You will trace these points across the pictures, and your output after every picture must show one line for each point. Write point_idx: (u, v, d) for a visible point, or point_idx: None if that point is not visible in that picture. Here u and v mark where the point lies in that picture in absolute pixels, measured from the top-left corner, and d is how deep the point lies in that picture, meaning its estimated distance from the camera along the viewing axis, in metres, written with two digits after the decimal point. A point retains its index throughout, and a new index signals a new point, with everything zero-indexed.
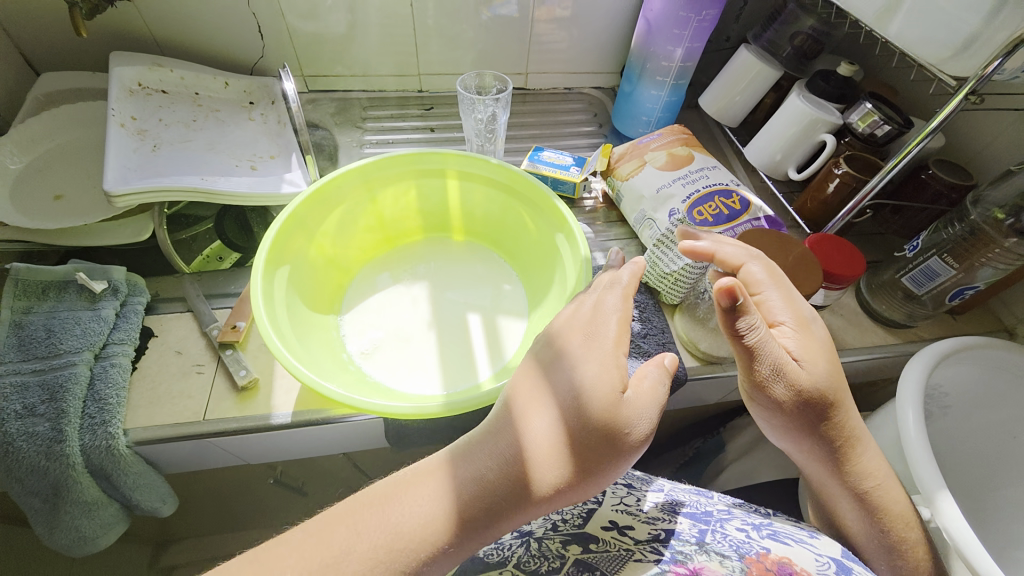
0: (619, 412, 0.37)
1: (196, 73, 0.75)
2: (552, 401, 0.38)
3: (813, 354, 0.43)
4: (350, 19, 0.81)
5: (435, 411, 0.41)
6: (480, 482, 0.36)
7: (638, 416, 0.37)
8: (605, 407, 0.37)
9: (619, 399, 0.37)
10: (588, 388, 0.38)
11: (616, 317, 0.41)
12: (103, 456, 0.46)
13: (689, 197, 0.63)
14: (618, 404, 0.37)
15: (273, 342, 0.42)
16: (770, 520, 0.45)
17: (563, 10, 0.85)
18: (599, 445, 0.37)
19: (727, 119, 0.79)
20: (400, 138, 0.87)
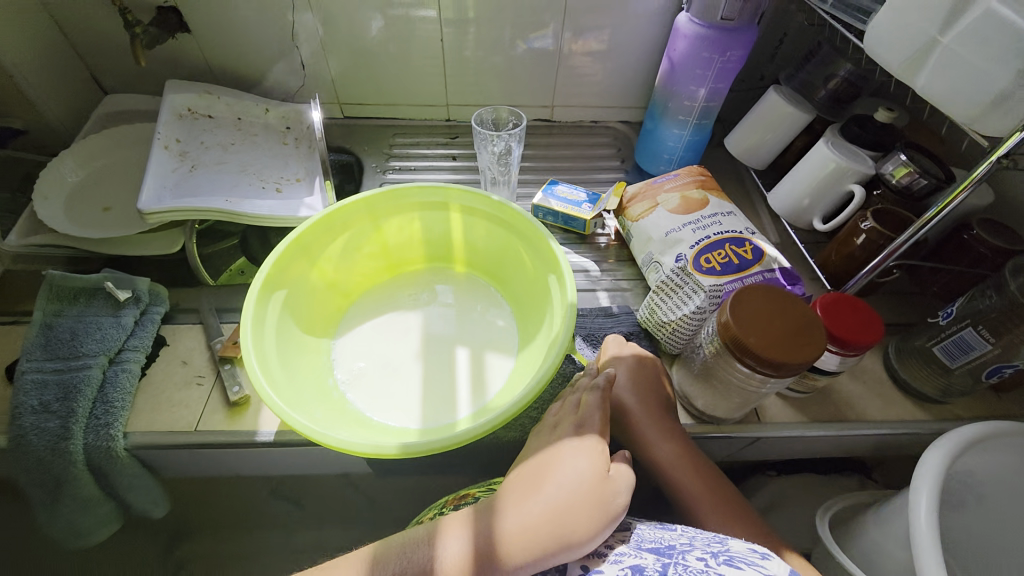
0: (606, 490, 0.42)
1: (241, 99, 0.81)
2: (520, 494, 0.43)
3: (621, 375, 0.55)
4: (387, 52, 0.85)
5: (390, 452, 0.40)
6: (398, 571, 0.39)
7: (622, 496, 0.42)
8: (592, 485, 0.42)
9: (605, 475, 0.43)
10: (571, 477, 0.42)
11: (602, 409, 0.48)
12: (102, 456, 0.49)
13: (698, 243, 0.60)
14: (605, 480, 0.42)
15: (250, 364, 0.45)
16: (727, 545, 0.41)
17: (598, 43, 0.85)
18: (565, 523, 0.40)
19: (754, 161, 0.75)
20: (422, 165, 0.89)
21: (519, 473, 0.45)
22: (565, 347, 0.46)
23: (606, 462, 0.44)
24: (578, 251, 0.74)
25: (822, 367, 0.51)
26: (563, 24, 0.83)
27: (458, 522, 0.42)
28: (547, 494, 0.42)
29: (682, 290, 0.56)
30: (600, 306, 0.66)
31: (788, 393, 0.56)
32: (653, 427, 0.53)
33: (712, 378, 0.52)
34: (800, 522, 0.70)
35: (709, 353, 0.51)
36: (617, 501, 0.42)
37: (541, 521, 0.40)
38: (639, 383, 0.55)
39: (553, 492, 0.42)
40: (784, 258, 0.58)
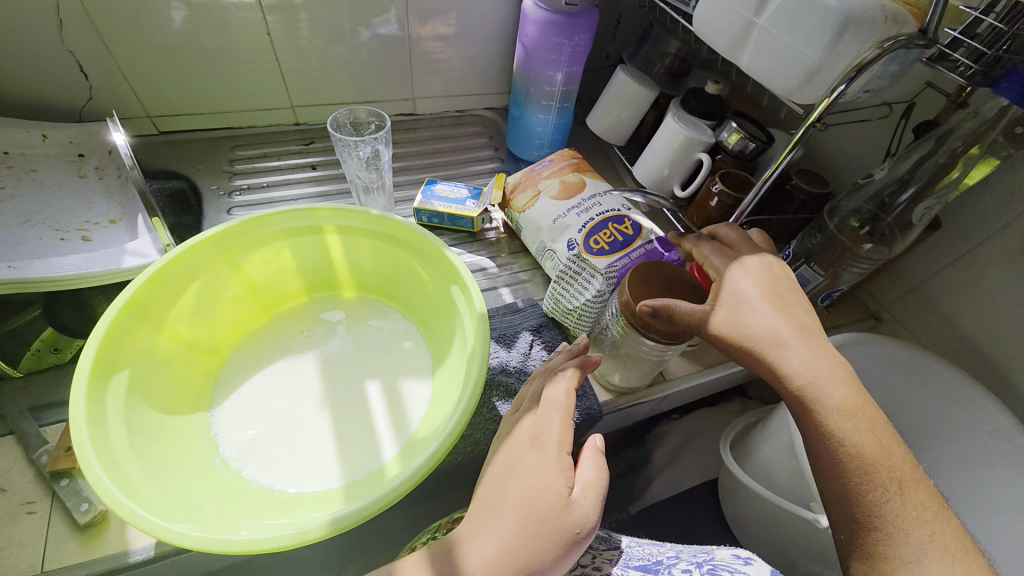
0: (565, 516, 0.38)
1: (1, 127, 0.62)
2: (485, 521, 0.40)
3: (745, 288, 0.45)
4: (201, 47, 0.71)
5: (317, 533, 0.35)
6: None
7: (585, 519, 0.38)
8: (549, 507, 0.38)
9: (565, 498, 0.38)
10: (529, 501, 0.39)
11: (559, 412, 0.42)
12: None
13: (585, 227, 0.62)
14: (564, 503, 0.38)
15: (100, 480, 0.35)
16: (711, 555, 0.44)
17: (446, 27, 0.81)
18: (526, 549, 0.37)
19: (614, 137, 0.79)
20: (276, 180, 0.78)
21: (485, 497, 0.42)
22: (484, 365, 0.44)
23: (566, 474, 0.39)
24: (471, 250, 0.72)
25: None
26: (407, 8, 0.77)
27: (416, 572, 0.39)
28: (506, 523, 0.39)
29: (580, 277, 0.58)
30: (506, 303, 0.66)
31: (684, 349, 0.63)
32: (797, 344, 0.43)
33: (621, 354, 0.55)
34: (706, 452, 0.80)
35: (616, 333, 0.54)
36: (580, 525, 0.38)
37: (504, 558, 0.37)
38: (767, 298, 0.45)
39: (510, 520, 0.39)
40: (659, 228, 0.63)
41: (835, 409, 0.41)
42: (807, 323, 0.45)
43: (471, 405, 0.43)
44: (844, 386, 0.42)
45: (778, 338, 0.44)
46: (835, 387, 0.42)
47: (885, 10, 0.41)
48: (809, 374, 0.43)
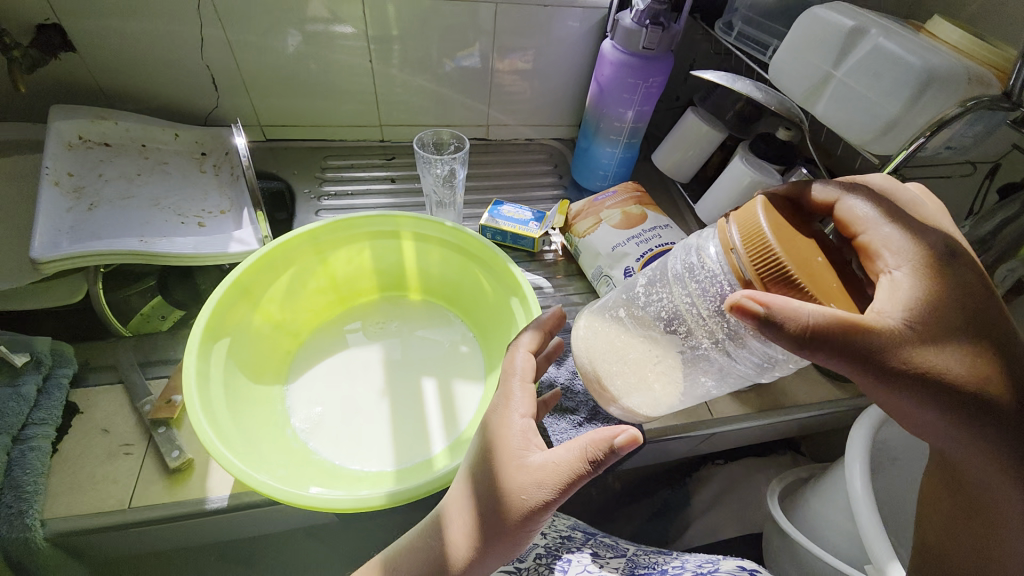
0: (517, 477, 0.37)
1: (144, 124, 0.72)
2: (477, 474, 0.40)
3: (926, 292, 0.33)
4: (311, 69, 0.81)
5: (378, 504, 0.39)
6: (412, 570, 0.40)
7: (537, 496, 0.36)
8: (504, 464, 0.38)
9: (518, 461, 0.38)
10: (488, 455, 0.39)
11: (515, 377, 0.43)
12: (21, 549, 0.44)
13: (642, 257, 0.65)
14: (515, 466, 0.38)
15: (202, 429, 0.40)
16: (717, 567, 0.45)
17: (524, 63, 0.88)
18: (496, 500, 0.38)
19: (678, 175, 0.82)
20: (360, 189, 0.86)
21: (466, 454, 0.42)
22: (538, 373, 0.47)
23: (516, 431, 0.40)
24: (528, 269, 0.76)
25: None
26: (491, 44, 0.84)
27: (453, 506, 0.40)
28: (482, 478, 0.39)
29: None
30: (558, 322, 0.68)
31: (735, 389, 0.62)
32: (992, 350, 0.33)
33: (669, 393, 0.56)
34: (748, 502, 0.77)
35: None
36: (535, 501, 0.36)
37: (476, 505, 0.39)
38: (963, 307, 0.33)
39: (484, 475, 0.39)
40: (760, 95, 0.57)
41: None
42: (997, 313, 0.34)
43: None
44: None
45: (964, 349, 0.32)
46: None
47: (969, 70, 0.42)
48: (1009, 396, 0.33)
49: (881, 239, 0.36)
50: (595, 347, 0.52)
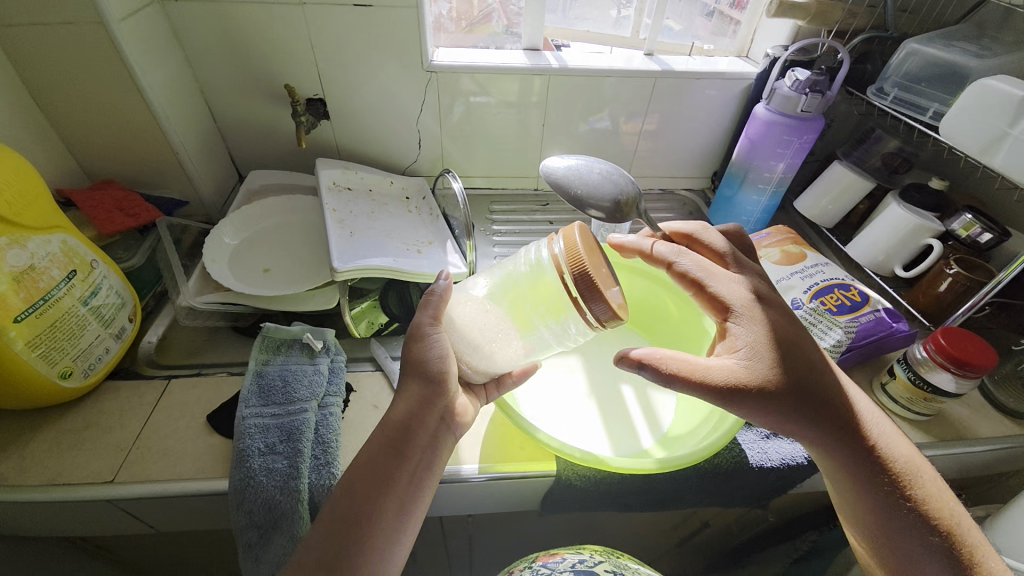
0: (421, 335, 0.52)
1: (373, 174, 0.91)
2: (432, 352, 0.51)
3: (767, 332, 0.49)
4: (489, 133, 0.98)
5: (648, 467, 0.52)
6: (385, 455, 0.48)
7: (418, 321, 0.53)
8: (418, 338, 0.52)
9: (422, 330, 0.52)
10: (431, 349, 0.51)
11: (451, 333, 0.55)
12: (323, 497, 0.53)
13: (810, 289, 0.71)
14: (423, 332, 0.52)
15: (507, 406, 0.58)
16: None
17: (668, 125, 1.01)
18: (426, 344, 0.51)
19: (823, 220, 0.89)
20: (523, 229, 1.00)
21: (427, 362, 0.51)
22: None
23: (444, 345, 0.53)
24: None
25: (943, 389, 0.59)
26: (642, 110, 0.98)
27: (414, 390, 0.51)
28: (423, 348, 0.51)
29: (817, 325, 0.66)
30: None
31: (913, 419, 0.63)
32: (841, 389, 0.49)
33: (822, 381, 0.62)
34: None
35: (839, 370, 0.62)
36: (416, 330, 0.52)
37: (414, 362, 0.51)
38: (790, 348, 0.48)
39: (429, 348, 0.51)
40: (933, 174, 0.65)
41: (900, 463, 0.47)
42: (815, 364, 0.49)
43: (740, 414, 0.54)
44: (897, 444, 0.48)
45: (812, 381, 0.48)
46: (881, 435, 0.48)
47: None
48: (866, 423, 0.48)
49: (718, 299, 0.52)
50: (461, 304, 0.56)
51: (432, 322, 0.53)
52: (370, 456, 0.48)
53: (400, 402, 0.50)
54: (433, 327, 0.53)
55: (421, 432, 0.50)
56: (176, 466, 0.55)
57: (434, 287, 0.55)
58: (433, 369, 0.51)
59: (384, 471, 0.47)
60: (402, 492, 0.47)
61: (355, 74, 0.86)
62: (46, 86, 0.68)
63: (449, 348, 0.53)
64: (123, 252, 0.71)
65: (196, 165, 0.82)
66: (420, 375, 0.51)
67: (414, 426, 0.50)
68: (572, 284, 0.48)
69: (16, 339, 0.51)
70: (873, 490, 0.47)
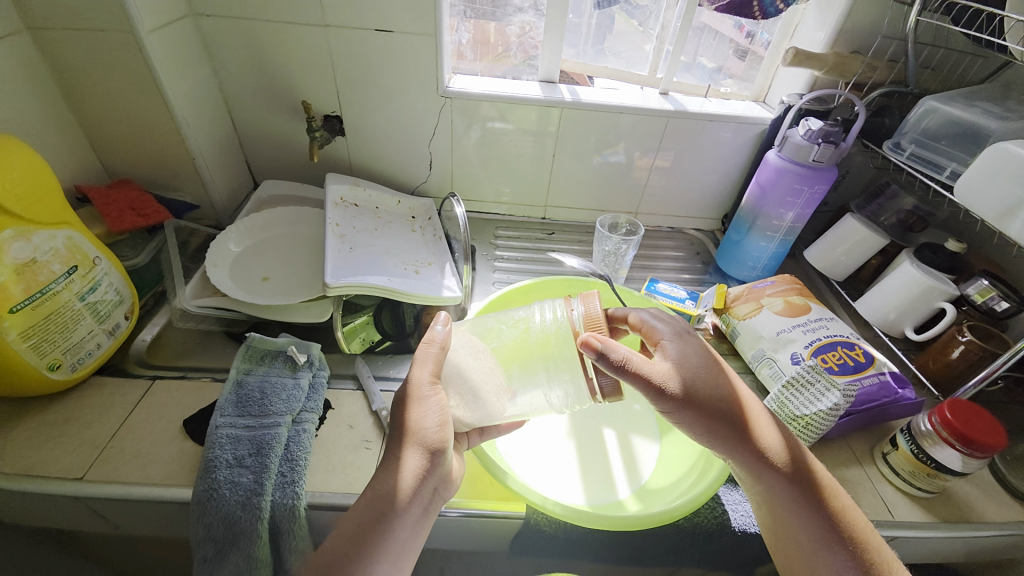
0: (420, 402, 0.51)
1: (381, 192, 0.93)
2: (428, 418, 0.51)
3: (694, 352, 0.52)
4: (499, 159, 0.99)
5: (620, 521, 0.50)
6: (367, 528, 0.47)
7: (417, 378, 0.52)
8: (416, 403, 0.51)
9: (420, 394, 0.51)
10: (427, 413, 0.51)
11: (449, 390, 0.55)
12: (284, 516, 0.52)
13: (812, 344, 0.68)
14: (422, 396, 0.51)
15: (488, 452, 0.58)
16: None
17: (678, 164, 1.00)
18: (423, 409, 0.51)
19: (834, 272, 0.86)
20: (526, 257, 1.00)
21: (420, 425, 0.50)
22: None
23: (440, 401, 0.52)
24: None
25: (948, 466, 0.55)
26: (653, 147, 0.98)
27: (404, 458, 0.49)
28: (421, 414, 0.51)
29: (814, 387, 0.62)
30: None
31: (914, 493, 0.59)
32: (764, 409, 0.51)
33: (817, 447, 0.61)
34: None
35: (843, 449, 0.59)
36: (413, 390, 0.52)
37: (409, 429, 0.50)
38: (713, 365, 0.51)
39: (425, 415, 0.51)
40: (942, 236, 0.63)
41: (820, 480, 0.48)
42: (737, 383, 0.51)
43: (722, 471, 0.52)
44: (817, 465, 0.50)
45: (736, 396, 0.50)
46: (801, 454, 0.50)
47: None
48: (789, 444, 0.50)
49: (649, 329, 0.54)
50: (461, 356, 0.54)
51: (432, 380, 0.52)
52: (349, 531, 0.46)
53: (396, 475, 0.48)
54: (431, 388, 0.52)
55: (408, 509, 0.48)
56: (145, 470, 0.55)
57: (433, 335, 0.54)
58: (431, 437, 0.50)
59: (366, 546, 0.46)
60: (379, 572, 0.46)
61: (372, 94, 0.88)
62: (78, 89, 0.72)
63: (445, 411, 0.52)
64: (128, 251, 0.73)
65: (210, 171, 0.84)
66: (415, 443, 0.49)
67: (404, 502, 0.48)
68: (588, 361, 0.50)
69: (9, 328, 0.52)
70: (787, 490, 0.48)
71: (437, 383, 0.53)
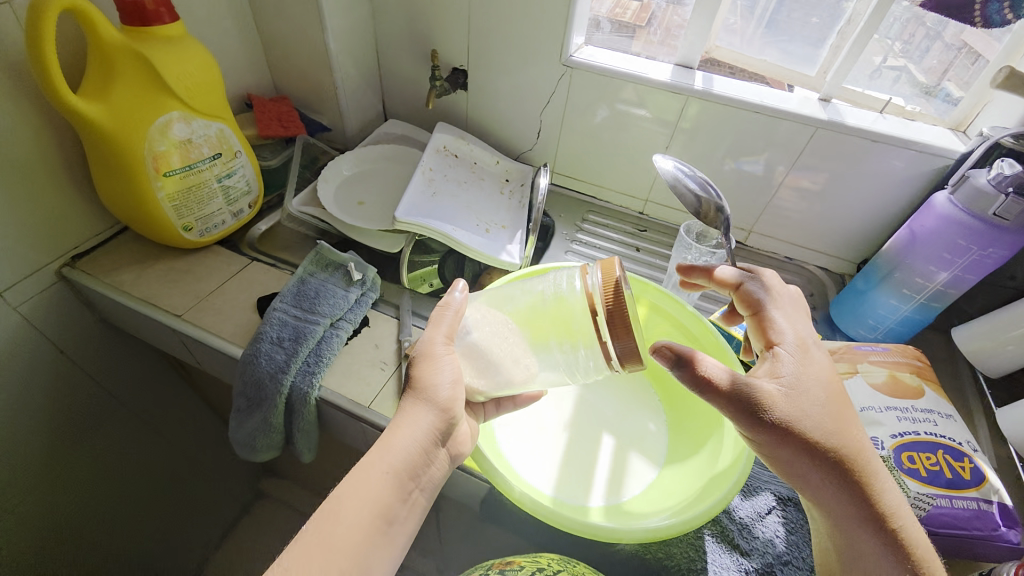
0: (434, 363, 0.50)
1: (482, 150, 0.96)
2: (441, 382, 0.50)
3: (816, 374, 0.45)
4: (607, 141, 0.94)
5: (574, 527, 0.47)
6: (380, 483, 0.46)
7: (431, 337, 0.51)
8: (432, 363, 0.50)
9: (434, 354, 0.51)
10: (443, 377, 0.50)
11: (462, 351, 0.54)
12: (298, 398, 0.60)
13: (902, 436, 0.54)
14: (436, 358, 0.50)
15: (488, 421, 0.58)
16: None
17: (815, 185, 0.85)
18: (438, 369, 0.50)
19: (986, 365, 0.65)
20: (605, 246, 0.95)
21: (433, 381, 0.50)
22: (737, 489, 0.46)
23: (452, 363, 0.51)
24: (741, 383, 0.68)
25: None
26: (786, 159, 0.84)
27: (416, 413, 0.49)
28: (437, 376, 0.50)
29: None
30: None
31: None
32: (877, 456, 0.43)
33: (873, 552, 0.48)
34: None
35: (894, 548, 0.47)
36: (426, 349, 0.51)
37: (421, 387, 0.50)
38: (830, 394, 0.44)
39: (441, 378, 0.50)
40: None
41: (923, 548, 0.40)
42: (855, 422, 0.44)
43: (701, 519, 0.46)
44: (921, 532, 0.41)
45: (851, 435, 0.43)
46: (907, 515, 0.42)
47: None
48: (897, 501, 0.42)
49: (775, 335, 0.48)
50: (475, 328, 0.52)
51: (445, 341, 0.51)
52: (362, 484, 0.46)
53: (411, 428, 0.48)
54: (445, 348, 0.51)
55: (423, 464, 0.48)
56: (219, 324, 0.67)
57: (450, 300, 0.54)
58: (442, 397, 0.49)
59: (378, 498, 0.45)
60: (395, 515, 0.46)
61: (497, 55, 0.90)
62: (264, 13, 0.87)
63: (459, 373, 0.52)
64: (267, 154, 0.88)
65: (347, 102, 0.96)
66: (429, 400, 0.49)
67: (417, 457, 0.47)
68: (603, 326, 0.45)
69: (161, 188, 0.67)
70: (881, 550, 0.40)
71: (451, 345, 0.52)
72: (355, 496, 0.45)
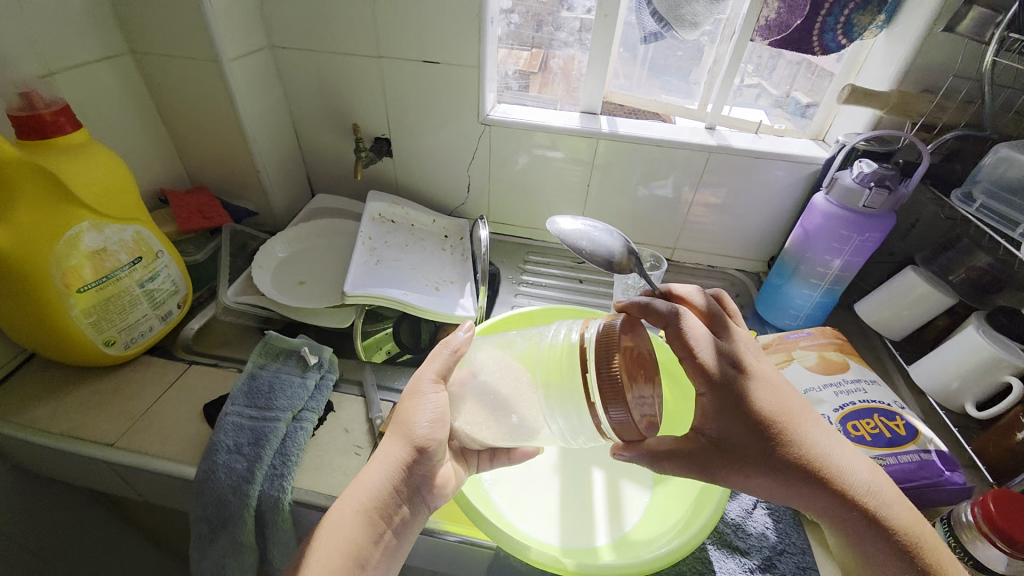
0: (414, 397, 0.51)
1: (418, 211, 0.98)
2: (421, 417, 0.50)
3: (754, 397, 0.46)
4: (534, 187, 1.01)
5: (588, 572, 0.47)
6: (355, 527, 0.46)
7: (422, 374, 0.52)
8: (413, 398, 0.51)
9: (418, 390, 0.51)
10: (428, 414, 0.50)
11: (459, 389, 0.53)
12: (270, 507, 0.55)
13: (842, 408, 0.61)
14: (418, 394, 0.51)
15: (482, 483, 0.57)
16: None
17: (720, 201, 0.96)
18: (420, 405, 0.50)
19: (891, 330, 0.76)
20: (551, 283, 1.00)
21: (413, 419, 0.50)
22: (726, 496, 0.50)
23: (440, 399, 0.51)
24: None
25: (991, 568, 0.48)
26: (690, 182, 0.94)
27: (387, 449, 0.49)
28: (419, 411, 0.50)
29: None
30: None
31: None
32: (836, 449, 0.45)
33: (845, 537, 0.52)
34: None
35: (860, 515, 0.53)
36: (415, 386, 0.52)
37: (399, 423, 0.50)
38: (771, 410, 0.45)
39: (422, 412, 0.50)
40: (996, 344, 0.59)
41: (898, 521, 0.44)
42: (800, 430, 0.45)
43: (703, 533, 0.48)
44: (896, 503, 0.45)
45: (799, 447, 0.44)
46: (876, 492, 0.45)
47: None
48: (865, 483, 0.45)
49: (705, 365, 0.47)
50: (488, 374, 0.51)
51: (435, 379, 0.52)
52: (347, 523, 0.46)
53: (382, 467, 0.48)
54: (434, 387, 0.52)
55: (393, 504, 0.47)
56: (163, 445, 0.61)
57: (453, 338, 0.54)
58: (418, 434, 0.49)
59: (352, 539, 0.45)
60: (367, 558, 0.45)
61: (417, 121, 0.94)
62: (171, 108, 0.85)
63: (443, 411, 0.50)
64: (192, 248, 0.83)
65: (272, 183, 0.94)
66: (403, 436, 0.49)
67: (385, 495, 0.47)
68: (592, 383, 0.43)
69: (74, 305, 0.61)
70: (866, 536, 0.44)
71: (442, 383, 0.52)
72: (341, 534, 0.45)
